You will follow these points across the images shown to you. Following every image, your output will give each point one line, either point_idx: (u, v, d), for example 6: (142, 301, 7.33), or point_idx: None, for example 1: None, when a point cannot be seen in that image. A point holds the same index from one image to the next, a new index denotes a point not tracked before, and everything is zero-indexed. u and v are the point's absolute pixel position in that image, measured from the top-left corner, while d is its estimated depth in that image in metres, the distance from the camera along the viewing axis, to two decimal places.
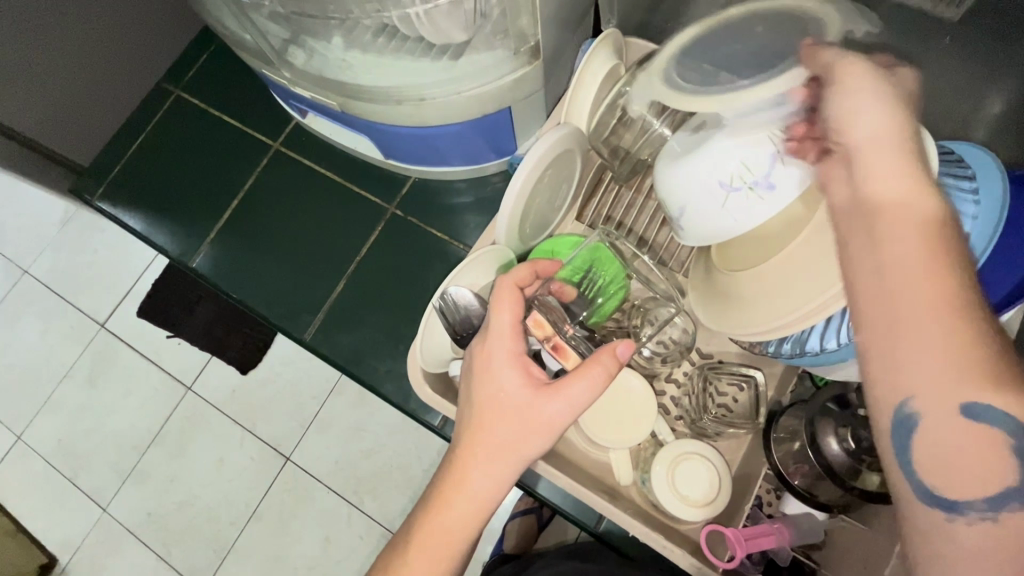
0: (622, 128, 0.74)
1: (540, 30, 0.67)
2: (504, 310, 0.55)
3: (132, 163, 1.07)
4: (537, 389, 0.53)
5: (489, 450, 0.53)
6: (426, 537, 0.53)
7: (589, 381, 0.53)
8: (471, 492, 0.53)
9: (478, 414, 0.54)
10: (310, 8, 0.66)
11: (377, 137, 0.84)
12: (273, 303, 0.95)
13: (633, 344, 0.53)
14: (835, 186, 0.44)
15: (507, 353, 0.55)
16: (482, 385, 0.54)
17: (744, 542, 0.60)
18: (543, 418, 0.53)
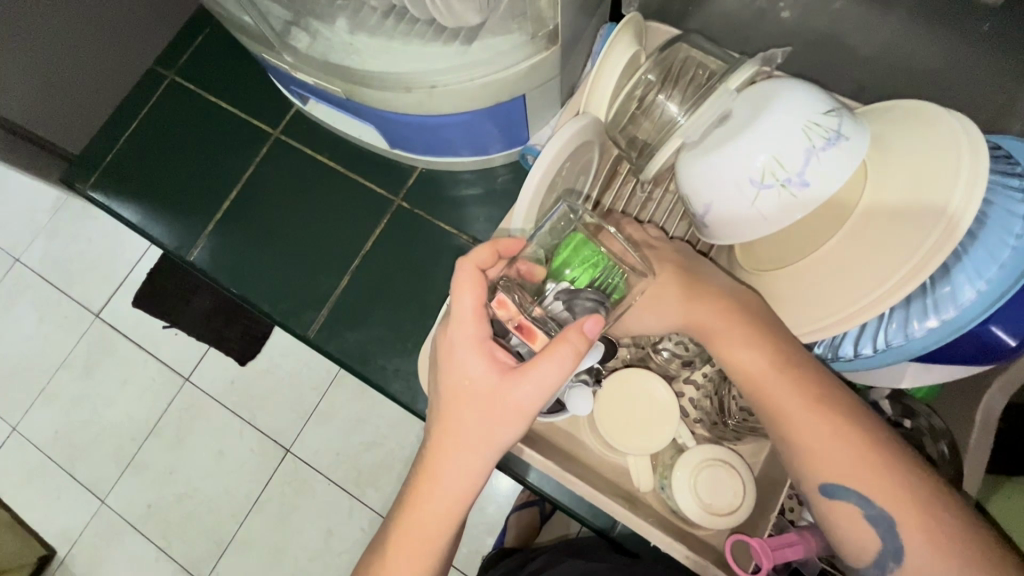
0: (644, 117, 0.69)
1: (559, 14, 0.63)
2: (464, 294, 0.51)
3: (127, 148, 1.03)
4: (503, 376, 0.50)
5: (458, 441, 0.52)
6: (409, 527, 0.53)
7: (556, 366, 0.48)
8: (445, 481, 0.52)
9: (446, 405, 0.52)
10: None
11: (384, 126, 0.81)
12: (275, 298, 0.92)
13: (600, 320, 0.49)
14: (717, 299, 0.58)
15: (471, 339, 0.51)
16: (449, 373, 0.52)
17: (768, 552, 0.57)
18: (509, 405, 0.50)
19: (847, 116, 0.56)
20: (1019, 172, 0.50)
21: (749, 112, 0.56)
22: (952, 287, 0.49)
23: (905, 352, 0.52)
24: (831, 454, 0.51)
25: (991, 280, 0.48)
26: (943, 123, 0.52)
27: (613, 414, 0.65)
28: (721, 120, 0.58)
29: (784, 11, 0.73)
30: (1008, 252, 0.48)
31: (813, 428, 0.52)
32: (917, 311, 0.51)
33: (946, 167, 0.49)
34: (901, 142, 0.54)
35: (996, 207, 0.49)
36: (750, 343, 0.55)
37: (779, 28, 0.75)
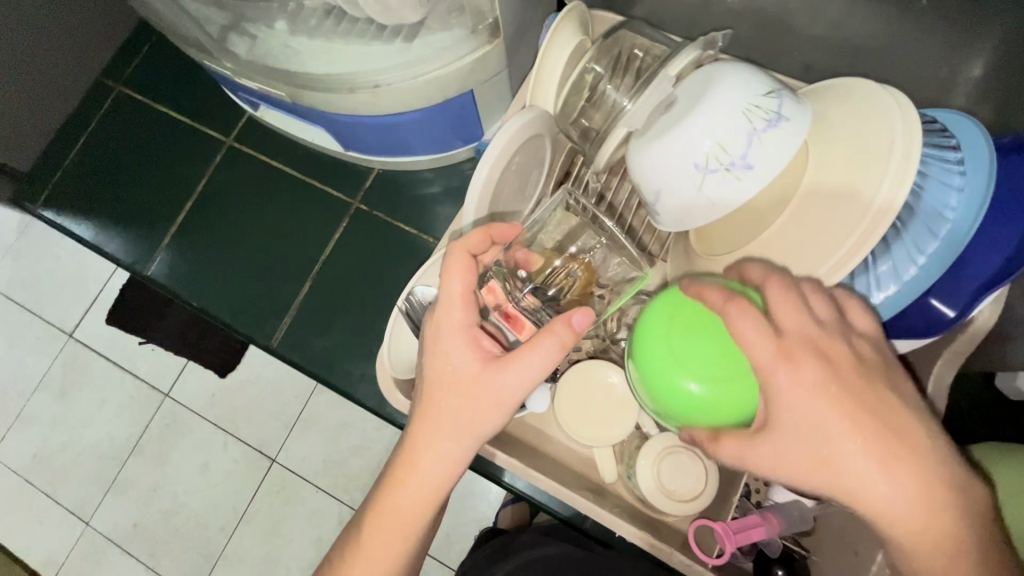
0: (594, 109, 0.67)
1: (498, 6, 0.62)
2: (454, 279, 0.50)
3: (78, 165, 1.00)
4: (486, 363, 0.49)
5: (437, 430, 0.50)
6: (383, 516, 0.52)
7: (540, 356, 0.48)
8: (421, 471, 0.51)
9: (427, 390, 0.51)
10: None
11: (335, 129, 0.79)
12: (237, 310, 0.90)
13: (591, 313, 0.47)
14: (857, 414, 0.42)
15: (457, 325, 0.50)
16: (431, 359, 0.51)
17: (731, 535, 0.58)
18: (490, 395, 0.49)
19: (788, 96, 0.56)
20: (952, 143, 0.50)
21: (691, 98, 0.56)
22: (892, 263, 0.50)
23: None
24: None
25: (930, 255, 0.48)
26: (878, 99, 0.52)
27: (573, 407, 0.65)
28: (667, 106, 0.58)
29: None
30: (944, 228, 0.48)
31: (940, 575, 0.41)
32: (860, 289, 0.51)
33: (881, 144, 0.50)
34: (841, 120, 0.54)
35: (931, 180, 0.49)
36: (894, 462, 0.41)
37: (727, 12, 0.75)
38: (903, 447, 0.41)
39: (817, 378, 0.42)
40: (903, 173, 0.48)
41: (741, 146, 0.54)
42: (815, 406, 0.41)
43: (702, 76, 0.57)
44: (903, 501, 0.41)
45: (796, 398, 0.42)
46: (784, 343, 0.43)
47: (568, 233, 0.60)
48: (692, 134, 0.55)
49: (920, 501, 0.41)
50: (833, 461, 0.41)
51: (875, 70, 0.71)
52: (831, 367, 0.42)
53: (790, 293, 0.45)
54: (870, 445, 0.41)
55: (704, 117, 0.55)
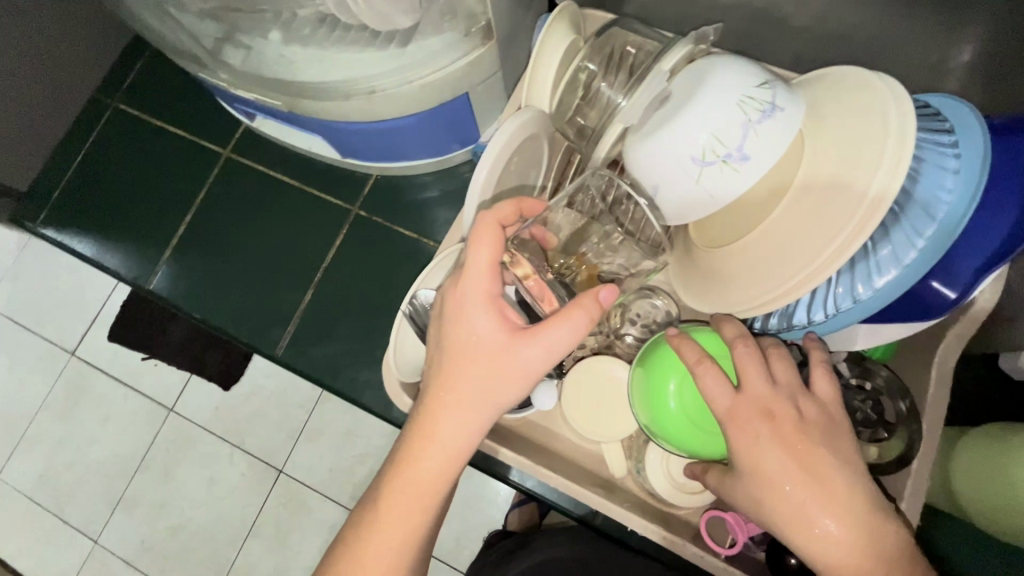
0: (589, 105, 0.69)
1: (490, 9, 0.62)
2: (481, 249, 0.50)
3: (77, 182, 1.01)
4: (512, 333, 0.49)
5: (461, 400, 0.50)
6: (400, 487, 0.52)
7: (568, 327, 0.48)
8: (442, 441, 0.51)
9: (450, 359, 0.51)
10: None
11: (331, 136, 0.80)
12: (241, 320, 0.91)
13: (617, 289, 0.48)
14: (802, 469, 0.47)
15: (483, 294, 0.50)
16: (454, 328, 0.51)
17: (742, 525, 0.59)
18: (514, 365, 0.49)
19: (782, 87, 0.56)
20: (948, 127, 0.50)
21: (686, 92, 0.57)
22: (892, 247, 0.49)
23: (856, 315, 0.52)
24: None
25: (931, 237, 0.48)
26: (870, 87, 0.53)
27: (579, 401, 0.65)
28: (662, 100, 0.58)
29: None
30: (942, 210, 0.48)
31: None
32: (861, 275, 0.51)
33: (875, 130, 0.50)
34: (835, 108, 0.54)
35: (927, 163, 0.49)
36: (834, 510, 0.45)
37: (717, 6, 0.75)
38: (846, 501, 0.46)
39: (764, 432, 0.48)
40: (898, 156, 0.48)
41: (738, 137, 0.55)
42: (774, 456, 0.47)
43: (695, 70, 0.58)
44: (848, 551, 0.45)
45: (753, 452, 0.48)
46: (738, 402, 0.49)
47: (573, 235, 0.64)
48: (687, 126, 0.55)
49: (862, 554, 0.45)
50: (784, 510, 0.46)
51: (865, 55, 0.72)
52: (779, 423, 0.48)
53: (759, 361, 0.50)
54: (822, 492, 0.46)
55: (699, 109, 0.55)
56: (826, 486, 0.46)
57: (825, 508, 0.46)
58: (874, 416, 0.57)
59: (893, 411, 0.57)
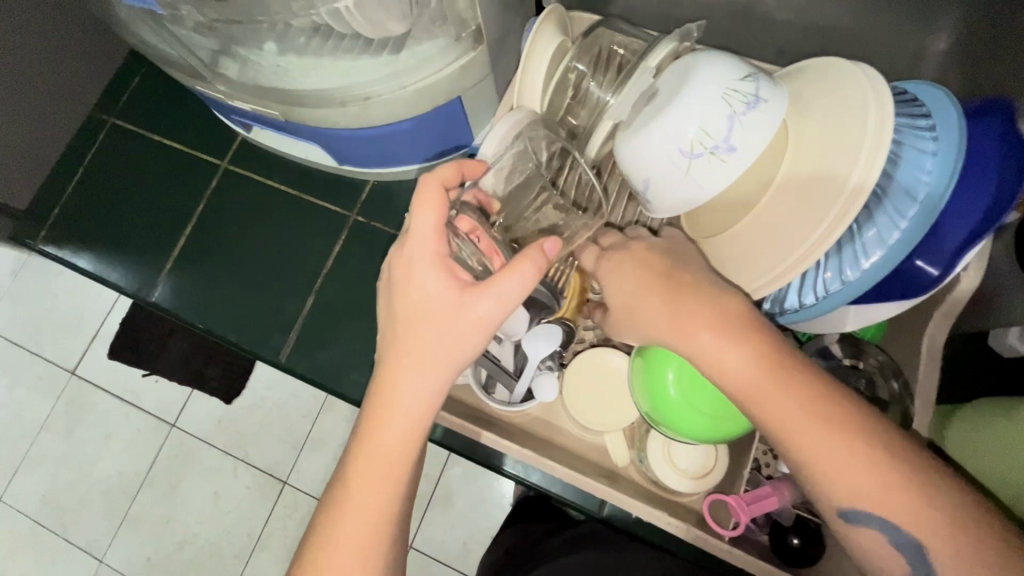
0: (579, 104, 0.70)
1: (480, 13, 0.64)
2: (426, 213, 0.51)
3: (76, 200, 1.02)
4: (462, 286, 0.50)
5: (416, 355, 0.51)
6: (370, 449, 0.52)
7: (514, 279, 0.49)
8: (402, 396, 0.51)
9: (405, 319, 0.52)
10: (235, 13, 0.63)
11: (327, 143, 0.81)
12: (243, 329, 0.92)
13: (560, 239, 0.50)
14: (692, 304, 0.50)
15: (430, 254, 0.51)
16: (405, 291, 0.52)
17: (744, 506, 0.58)
18: (466, 318, 0.50)
19: (764, 79, 0.58)
20: (925, 112, 0.52)
21: (671, 88, 0.59)
22: (876, 230, 0.51)
23: (846, 298, 0.53)
24: (852, 470, 0.44)
25: (912, 217, 0.50)
26: (849, 76, 0.55)
27: (581, 391, 0.66)
28: (648, 96, 0.60)
29: None
30: (921, 189, 0.50)
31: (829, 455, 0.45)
32: (848, 258, 0.52)
33: (858, 117, 0.52)
34: (816, 97, 0.56)
35: (907, 146, 0.51)
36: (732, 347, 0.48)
37: (698, 6, 0.77)
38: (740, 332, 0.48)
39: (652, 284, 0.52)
40: (880, 142, 0.50)
41: (723, 128, 0.57)
42: (699, 333, 0.49)
43: (678, 64, 0.60)
44: (751, 376, 0.47)
45: (678, 325, 0.50)
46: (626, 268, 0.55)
47: (520, 189, 0.65)
48: (673, 120, 0.57)
49: (770, 380, 0.47)
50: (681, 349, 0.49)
51: (844, 47, 0.74)
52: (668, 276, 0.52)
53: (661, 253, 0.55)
54: (721, 335, 0.48)
55: (683, 102, 0.57)
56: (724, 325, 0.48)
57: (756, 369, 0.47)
58: (870, 393, 0.59)
59: (888, 390, 0.59)
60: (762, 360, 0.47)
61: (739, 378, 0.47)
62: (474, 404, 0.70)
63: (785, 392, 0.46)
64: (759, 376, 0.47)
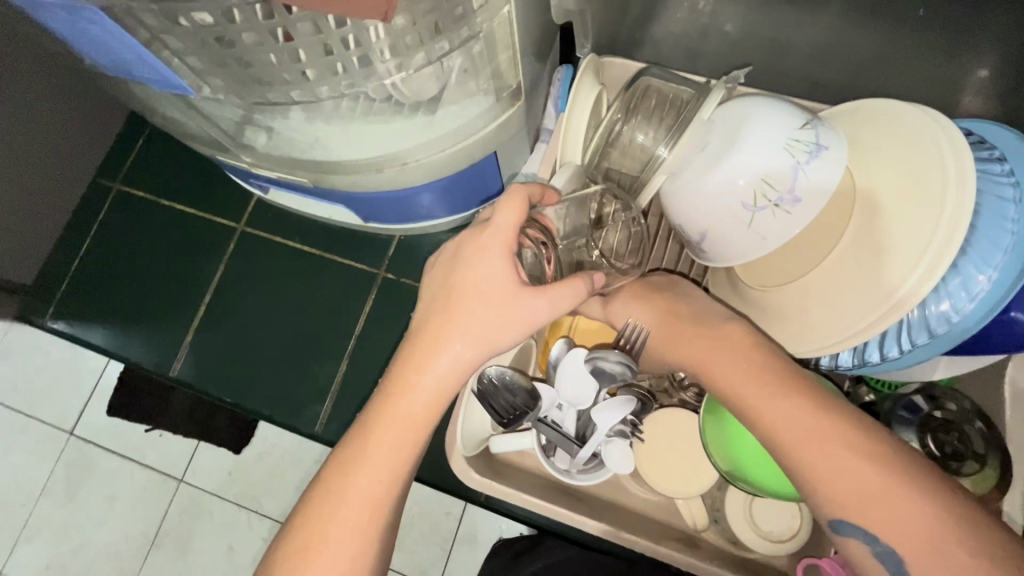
0: (612, 149, 0.67)
1: (522, 72, 0.61)
2: (508, 209, 0.50)
3: (86, 271, 0.98)
4: (523, 284, 0.49)
5: (460, 340, 0.50)
6: (391, 421, 0.50)
7: (570, 290, 0.51)
8: (435, 373, 0.50)
9: (455, 302, 0.50)
10: (258, 96, 0.54)
11: (355, 205, 0.79)
12: (274, 401, 0.90)
13: (603, 278, 0.53)
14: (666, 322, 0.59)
15: (501, 246, 0.50)
16: (467, 272, 0.50)
17: (840, 570, 0.55)
18: (518, 315, 0.49)
19: (822, 125, 0.57)
20: (998, 155, 0.51)
21: (726, 133, 0.57)
22: (962, 277, 0.49)
23: (932, 348, 0.52)
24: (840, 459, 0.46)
25: (1002, 267, 0.49)
26: (914, 120, 0.53)
27: (656, 457, 0.63)
28: (702, 145, 0.58)
29: (727, 24, 0.74)
30: (1010, 239, 0.49)
31: (814, 443, 0.47)
32: (933, 308, 0.51)
33: (936, 167, 0.50)
34: (880, 143, 0.55)
35: (986, 194, 0.50)
36: (714, 343, 0.55)
37: (728, 42, 0.76)
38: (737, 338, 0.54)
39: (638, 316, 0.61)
40: (962, 196, 0.48)
41: (789, 178, 0.55)
42: (705, 355, 0.55)
43: (732, 111, 0.58)
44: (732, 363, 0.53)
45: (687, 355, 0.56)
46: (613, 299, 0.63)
47: (579, 226, 0.61)
48: (732, 173, 0.55)
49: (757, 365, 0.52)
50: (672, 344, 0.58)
51: (882, 79, 0.73)
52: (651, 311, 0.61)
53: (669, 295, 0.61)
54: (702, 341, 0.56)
55: (741, 153, 0.55)
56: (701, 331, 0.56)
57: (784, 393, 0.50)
58: (960, 449, 0.56)
59: (980, 441, 0.56)
60: (743, 355, 0.53)
61: (721, 367, 0.53)
62: (535, 471, 0.66)
63: (773, 380, 0.51)
64: (742, 371, 0.52)
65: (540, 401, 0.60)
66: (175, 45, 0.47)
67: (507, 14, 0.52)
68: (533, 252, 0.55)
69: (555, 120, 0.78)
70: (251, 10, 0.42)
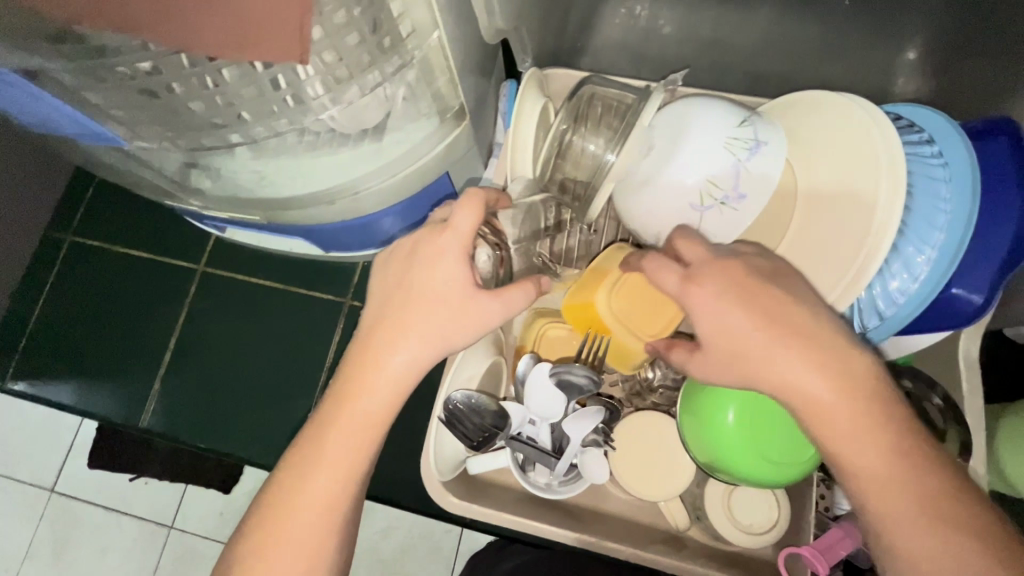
0: (563, 160, 0.63)
1: (463, 94, 0.61)
2: (468, 209, 0.50)
3: (46, 326, 0.95)
4: (477, 287, 0.50)
5: (415, 341, 0.50)
6: (347, 422, 0.49)
7: (522, 292, 0.52)
8: (390, 374, 0.50)
9: (409, 304, 0.50)
10: (193, 141, 0.54)
11: (313, 237, 0.78)
12: (251, 441, 0.89)
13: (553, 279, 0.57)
14: (719, 313, 0.45)
15: (461, 247, 0.50)
16: (424, 273, 0.50)
17: (821, 557, 0.55)
18: (475, 318, 0.50)
19: (759, 121, 0.58)
20: (927, 137, 0.53)
21: (668, 137, 0.58)
22: (902, 259, 0.51)
23: (887, 332, 0.53)
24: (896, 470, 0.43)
25: (940, 247, 0.50)
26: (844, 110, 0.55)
27: (635, 463, 0.63)
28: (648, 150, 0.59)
29: (665, 27, 0.78)
30: (944, 219, 0.50)
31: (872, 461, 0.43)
32: (880, 292, 0.52)
33: (867, 153, 0.52)
34: (818, 134, 0.56)
35: (917, 177, 0.51)
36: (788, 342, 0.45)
37: (667, 44, 0.78)
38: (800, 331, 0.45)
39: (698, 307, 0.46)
40: (894, 179, 0.50)
41: (734, 172, 0.56)
42: (795, 372, 0.44)
43: (671, 112, 0.59)
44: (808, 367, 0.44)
45: (768, 369, 0.45)
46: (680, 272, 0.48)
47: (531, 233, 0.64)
48: (675, 175, 0.57)
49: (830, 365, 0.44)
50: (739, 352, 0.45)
51: (821, 70, 0.75)
52: (730, 299, 0.45)
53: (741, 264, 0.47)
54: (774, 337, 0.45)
55: (683, 156, 0.57)
56: (779, 323, 0.45)
57: (820, 376, 0.44)
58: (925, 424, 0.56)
59: (939, 413, 0.57)
60: (810, 354, 0.44)
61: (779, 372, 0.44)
62: (516, 487, 0.66)
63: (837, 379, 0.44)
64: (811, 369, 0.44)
65: (510, 419, 0.61)
66: (98, 99, 0.47)
67: (438, 40, 0.52)
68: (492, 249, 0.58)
69: (505, 135, 0.77)
70: (173, 60, 0.41)
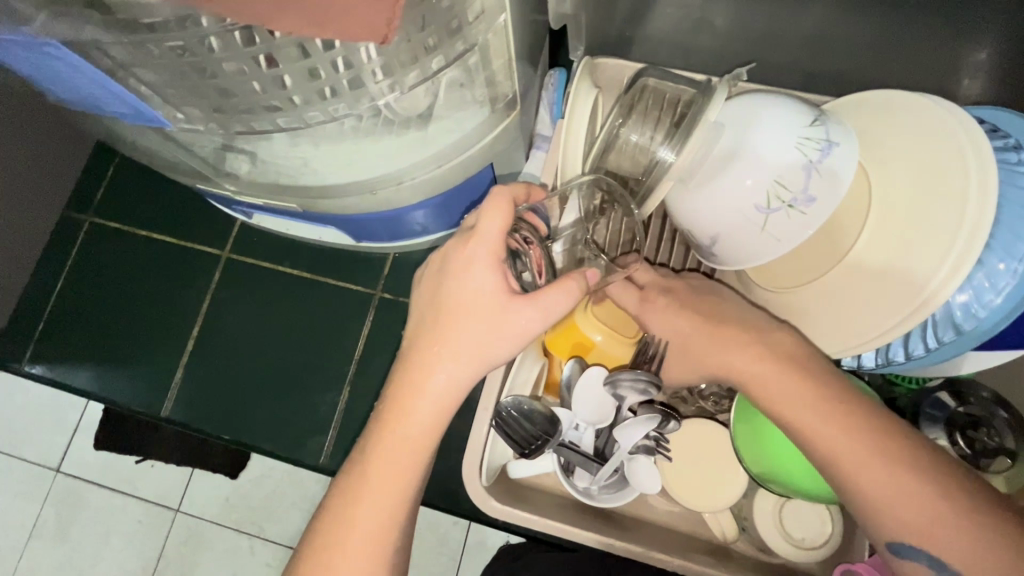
0: (612, 154, 0.61)
1: (517, 83, 0.58)
2: (492, 214, 0.47)
3: (64, 309, 0.93)
4: (511, 292, 0.47)
5: (453, 354, 0.47)
6: (390, 449, 0.47)
7: (563, 293, 0.47)
8: (432, 396, 0.47)
9: (446, 317, 0.47)
10: (239, 125, 0.51)
11: (347, 226, 0.75)
12: (275, 434, 0.87)
13: (601, 270, 0.49)
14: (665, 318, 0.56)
15: (491, 253, 0.47)
16: (455, 282, 0.47)
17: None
18: (513, 326, 0.47)
19: (829, 120, 0.55)
20: (1013, 143, 0.51)
21: (734, 133, 0.55)
22: (986, 270, 0.49)
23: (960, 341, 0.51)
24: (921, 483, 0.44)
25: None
26: (920, 112, 0.53)
27: (682, 471, 0.61)
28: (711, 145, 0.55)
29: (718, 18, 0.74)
30: None
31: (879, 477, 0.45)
32: (960, 303, 0.50)
33: (951, 157, 0.50)
34: (892, 135, 0.53)
35: (1005, 183, 0.49)
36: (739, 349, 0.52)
37: (720, 36, 0.74)
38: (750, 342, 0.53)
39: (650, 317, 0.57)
40: (979, 184, 0.48)
41: (800, 174, 0.53)
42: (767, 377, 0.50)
43: (737, 105, 0.56)
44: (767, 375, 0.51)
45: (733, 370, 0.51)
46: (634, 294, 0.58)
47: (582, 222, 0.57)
48: (741, 174, 0.54)
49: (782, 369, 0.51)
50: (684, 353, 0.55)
51: (883, 69, 0.71)
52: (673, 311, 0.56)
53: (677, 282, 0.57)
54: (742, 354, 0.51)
55: (751, 153, 0.54)
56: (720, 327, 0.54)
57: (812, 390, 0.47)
58: (994, 444, 0.57)
59: (1009, 431, 0.56)
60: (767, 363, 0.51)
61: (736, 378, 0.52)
62: (557, 491, 0.64)
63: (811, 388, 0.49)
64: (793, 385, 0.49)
65: (560, 425, 0.60)
66: (147, 77, 0.44)
67: (502, 23, 0.49)
68: (523, 253, 0.53)
69: (551, 127, 0.75)
70: (230, 36, 0.39)
